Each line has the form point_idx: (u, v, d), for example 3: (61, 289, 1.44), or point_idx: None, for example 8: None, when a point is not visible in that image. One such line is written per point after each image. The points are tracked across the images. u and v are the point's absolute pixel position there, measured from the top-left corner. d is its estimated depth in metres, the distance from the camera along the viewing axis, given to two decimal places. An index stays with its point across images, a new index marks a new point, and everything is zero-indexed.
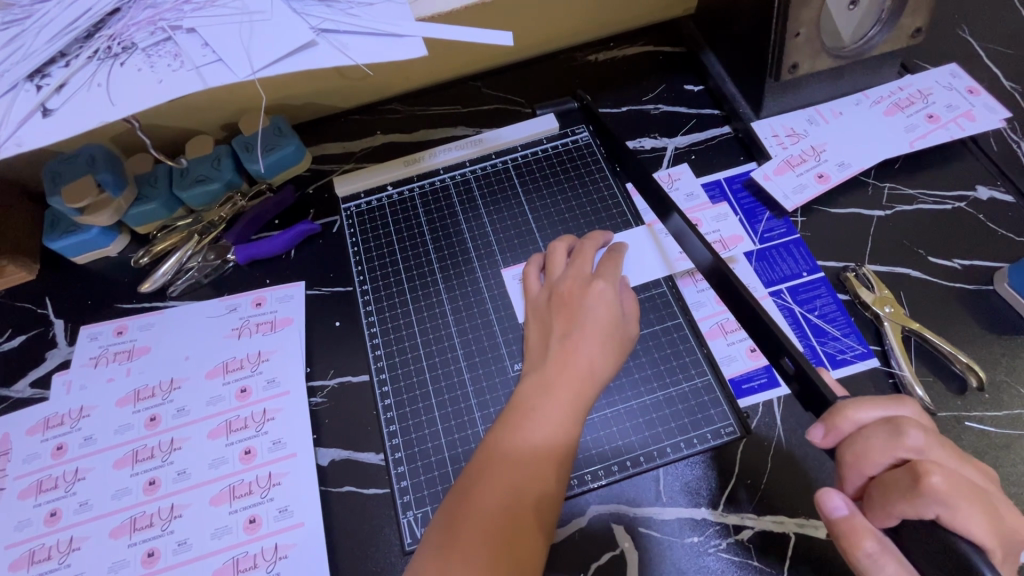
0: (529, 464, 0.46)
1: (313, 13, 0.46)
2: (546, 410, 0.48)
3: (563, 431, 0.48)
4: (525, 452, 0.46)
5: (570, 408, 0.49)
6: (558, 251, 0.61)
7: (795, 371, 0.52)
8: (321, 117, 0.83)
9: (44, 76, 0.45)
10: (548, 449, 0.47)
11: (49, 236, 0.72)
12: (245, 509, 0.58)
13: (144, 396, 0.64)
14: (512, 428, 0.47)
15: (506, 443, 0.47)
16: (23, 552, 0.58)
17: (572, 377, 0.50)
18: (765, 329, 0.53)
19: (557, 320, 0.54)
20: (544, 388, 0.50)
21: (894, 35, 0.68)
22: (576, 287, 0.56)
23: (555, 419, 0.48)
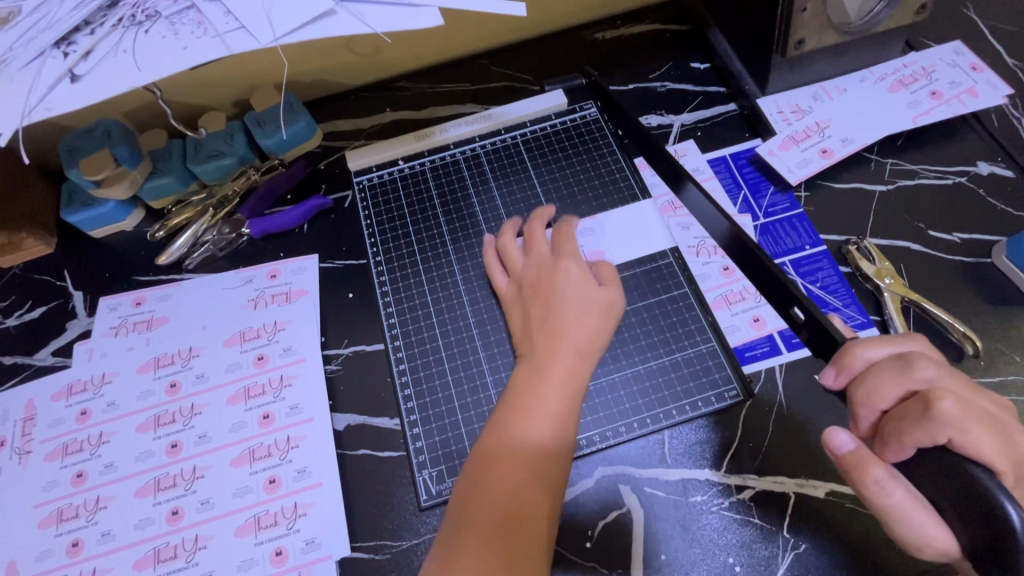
0: (532, 449, 0.47)
1: None
2: (544, 394, 0.50)
3: (562, 411, 0.49)
4: (527, 436, 0.48)
5: (567, 387, 0.50)
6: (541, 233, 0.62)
7: (805, 320, 0.52)
8: (331, 94, 0.84)
9: (71, 44, 0.46)
10: (549, 431, 0.48)
11: (67, 210, 0.74)
12: (265, 470, 0.60)
13: (164, 363, 0.66)
14: (513, 416, 0.49)
15: (507, 433, 0.48)
16: (52, 511, 0.60)
17: (566, 357, 0.52)
18: (773, 278, 0.54)
19: (551, 302, 0.56)
20: (540, 374, 0.51)
21: (900, 11, 0.68)
22: (555, 273, 0.57)
23: (552, 400, 0.50)
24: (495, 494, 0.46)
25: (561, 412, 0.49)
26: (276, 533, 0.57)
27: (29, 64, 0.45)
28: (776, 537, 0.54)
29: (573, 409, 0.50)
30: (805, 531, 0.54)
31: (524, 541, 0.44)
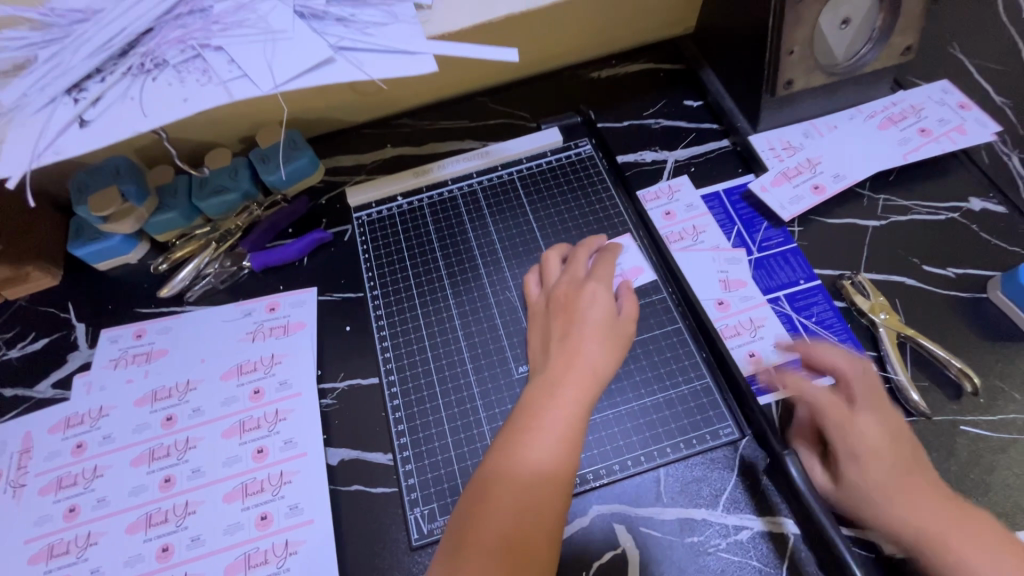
0: (539, 470, 0.47)
1: (330, 32, 0.50)
2: (549, 414, 0.50)
3: (568, 432, 0.49)
4: (534, 457, 0.47)
5: (575, 407, 0.50)
6: (550, 257, 0.64)
7: (754, 417, 0.58)
8: (334, 131, 0.86)
9: (81, 91, 0.49)
10: (556, 452, 0.48)
11: (75, 243, 0.75)
12: (257, 506, 0.59)
13: (162, 396, 0.67)
14: (518, 438, 0.48)
15: (511, 453, 0.48)
16: (43, 547, 0.60)
17: (573, 376, 0.52)
18: (729, 371, 0.60)
19: (561, 322, 0.57)
20: (547, 394, 0.51)
21: (885, 53, 0.70)
22: (574, 291, 0.59)
23: (558, 420, 0.49)
24: (499, 515, 0.45)
25: (568, 431, 0.49)
26: (266, 571, 0.56)
27: (41, 110, 0.48)
28: None
29: (582, 431, 0.50)
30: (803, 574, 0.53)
31: (523, 555, 0.44)
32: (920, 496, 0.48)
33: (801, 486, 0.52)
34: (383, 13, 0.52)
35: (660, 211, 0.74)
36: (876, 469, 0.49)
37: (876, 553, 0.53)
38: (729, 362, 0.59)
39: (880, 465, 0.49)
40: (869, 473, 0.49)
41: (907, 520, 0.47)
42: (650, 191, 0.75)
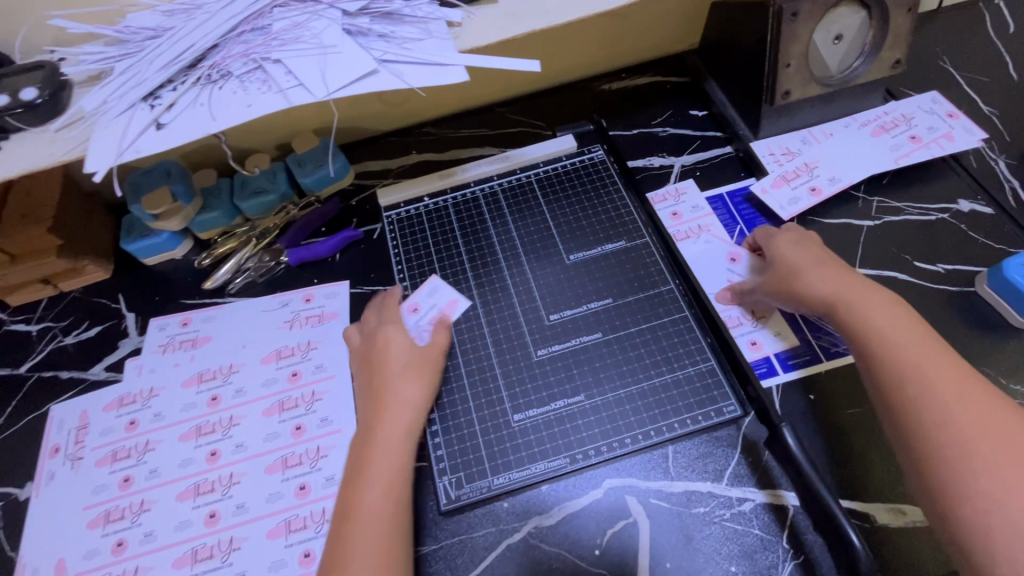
0: (371, 511, 0.55)
1: (375, 47, 0.57)
2: (377, 461, 0.58)
3: (397, 478, 0.57)
4: (367, 497, 0.56)
5: (395, 459, 0.58)
6: (390, 311, 0.71)
7: (755, 396, 0.63)
8: (364, 139, 0.93)
9: (156, 98, 0.55)
10: (384, 497, 0.56)
11: (127, 239, 0.82)
12: (296, 477, 0.65)
13: (207, 377, 0.72)
14: (354, 482, 0.57)
15: (355, 489, 0.56)
16: (100, 513, 0.65)
17: (387, 425, 0.60)
18: (732, 355, 0.65)
19: (368, 370, 0.65)
20: (373, 446, 0.59)
21: (876, 66, 0.76)
22: (376, 342, 0.67)
23: (386, 468, 0.57)
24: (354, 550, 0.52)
25: (393, 479, 0.57)
26: (304, 536, 0.61)
27: (122, 115, 0.55)
28: (776, 547, 0.57)
29: (404, 477, 0.58)
30: (802, 542, 0.57)
31: None
32: (876, 307, 0.56)
33: (796, 453, 0.57)
34: (419, 30, 0.59)
35: (668, 212, 0.79)
36: (836, 289, 0.59)
37: (872, 524, 0.57)
38: (732, 347, 0.65)
39: (840, 285, 0.59)
40: (826, 289, 0.60)
41: (861, 318, 0.56)
42: (659, 193, 0.81)
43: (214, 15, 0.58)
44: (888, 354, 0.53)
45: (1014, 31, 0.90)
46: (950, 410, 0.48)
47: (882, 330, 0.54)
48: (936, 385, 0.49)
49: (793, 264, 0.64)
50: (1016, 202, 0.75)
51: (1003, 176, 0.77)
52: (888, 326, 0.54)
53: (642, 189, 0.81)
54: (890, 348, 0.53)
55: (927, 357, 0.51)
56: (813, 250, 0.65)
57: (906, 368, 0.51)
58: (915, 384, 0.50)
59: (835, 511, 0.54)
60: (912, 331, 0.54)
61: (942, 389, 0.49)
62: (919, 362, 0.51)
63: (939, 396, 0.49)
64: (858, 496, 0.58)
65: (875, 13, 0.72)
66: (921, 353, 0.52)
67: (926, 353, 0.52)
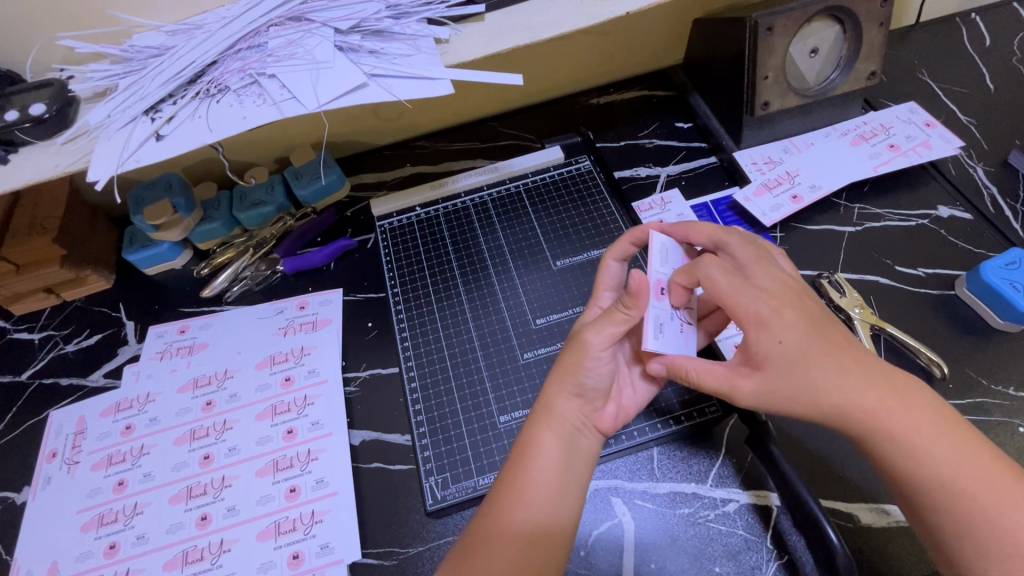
0: (526, 531, 0.50)
1: (365, 63, 0.60)
2: (537, 468, 0.53)
3: (557, 482, 0.53)
4: (524, 514, 0.51)
5: (558, 447, 0.54)
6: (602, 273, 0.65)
7: None
8: (360, 152, 0.96)
9: (157, 112, 0.58)
10: (547, 505, 0.51)
11: (129, 250, 0.84)
12: (286, 480, 0.66)
13: (202, 383, 0.74)
14: (504, 501, 0.51)
15: (501, 506, 0.51)
16: (93, 516, 0.66)
17: (561, 417, 0.56)
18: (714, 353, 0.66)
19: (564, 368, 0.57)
20: (533, 442, 0.54)
21: (852, 77, 0.79)
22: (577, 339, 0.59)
23: (547, 465, 0.53)
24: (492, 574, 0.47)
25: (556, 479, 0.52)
26: (294, 537, 0.62)
27: (125, 128, 0.58)
28: (760, 547, 0.57)
29: (566, 474, 0.53)
30: (785, 541, 0.57)
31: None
32: (894, 406, 0.49)
33: (777, 452, 0.58)
34: (408, 47, 0.62)
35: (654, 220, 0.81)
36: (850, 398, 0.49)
37: (854, 523, 0.57)
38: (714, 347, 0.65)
39: (857, 381, 0.50)
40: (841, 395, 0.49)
41: (882, 434, 0.49)
42: (644, 202, 0.82)
43: (214, 34, 0.61)
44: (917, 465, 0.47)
45: (990, 44, 0.93)
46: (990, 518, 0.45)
47: (910, 435, 0.48)
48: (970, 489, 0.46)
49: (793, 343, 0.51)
50: (994, 208, 0.76)
51: (981, 183, 0.79)
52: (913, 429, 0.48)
53: (628, 198, 0.83)
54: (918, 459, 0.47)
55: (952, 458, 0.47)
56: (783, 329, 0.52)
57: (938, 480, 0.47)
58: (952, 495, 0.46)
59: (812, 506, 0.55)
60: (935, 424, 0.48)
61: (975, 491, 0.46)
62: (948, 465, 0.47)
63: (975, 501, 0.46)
64: (840, 496, 0.59)
65: (849, 28, 0.75)
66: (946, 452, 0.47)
67: (948, 451, 0.47)
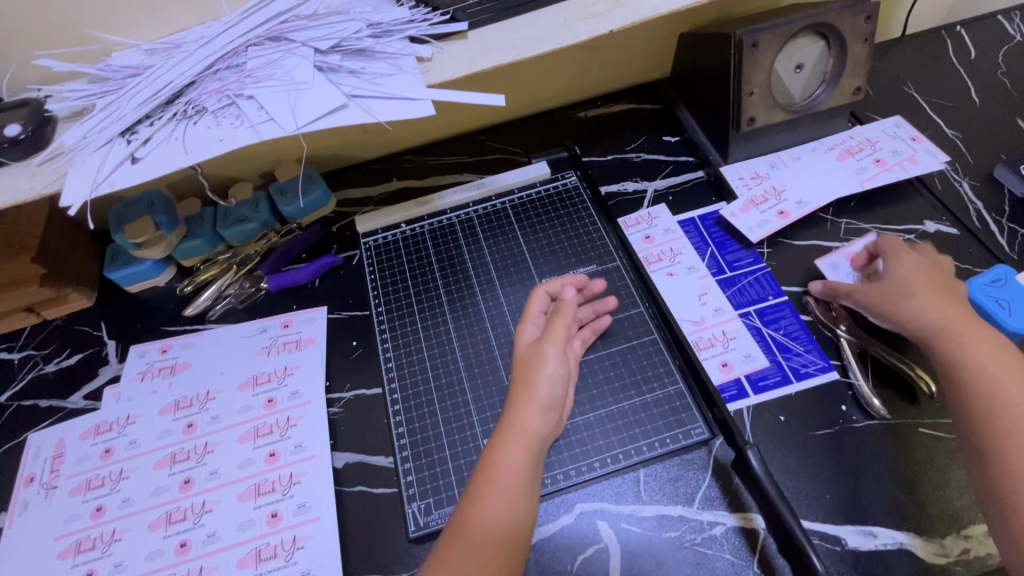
0: (493, 534, 0.49)
1: (345, 83, 0.59)
2: (505, 471, 0.52)
3: (521, 490, 0.52)
4: (492, 517, 0.50)
5: (524, 457, 0.54)
6: (529, 304, 0.66)
7: (721, 419, 0.62)
8: (347, 166, 0.96)
9: (133, 133, 0.58)
10: (511, 513, 0.51)
11: (110, 268, 0.83)
12: (268, 504, 0.65)
13: (183, 405, 0.73)
14: (474, 502, 0.51)
15: (471, 507, 0.51)
16: (71, 543, 0.65)
17: (531, 427, 0.56)
18: (697, 373, 0.65)
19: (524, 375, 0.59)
20: (499, 454, 0.54)
21: (838, 92, 0.78)
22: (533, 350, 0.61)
23: (512, 472, 0.53)
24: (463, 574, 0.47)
25: (519, 487, 0.52)
26: (274, 565, 0.61)
27: (99, 151, 0.57)
28: (746, 571, 0.56)
29: (530, 480, 0.53)
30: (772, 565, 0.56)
31: None
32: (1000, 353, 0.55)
33: (762, 476, 0.57)
34: (390, 66, 0.61)
35: (641, 235, 0.80)
36: (940, 320, 0.58)
37: (840, 547, 0.57)
38: (695, 363, 0.65)
39: (940, 306, 0.59)
40: (937, 320, 0.58)
41: (955, 344, 0.56)
42: (631, 218, 0.82)
43: (193, 54, 0.61)
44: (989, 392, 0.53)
45: (976, 57, 0.93)
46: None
47: (975, 358, 0.55)
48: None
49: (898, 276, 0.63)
50: (980, 222, 0.76)
51: (966, 197, 0.79)
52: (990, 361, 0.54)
53: (615, 213, 0.83)
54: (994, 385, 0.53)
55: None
56: (934, 290, 0.61)
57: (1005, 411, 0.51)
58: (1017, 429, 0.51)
59: (797, 533, 0.54)
60: (1001, 355, 0.55)
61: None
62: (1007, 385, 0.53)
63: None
64: (825, 518, 0.58)
65: (834, 44, 0.75)
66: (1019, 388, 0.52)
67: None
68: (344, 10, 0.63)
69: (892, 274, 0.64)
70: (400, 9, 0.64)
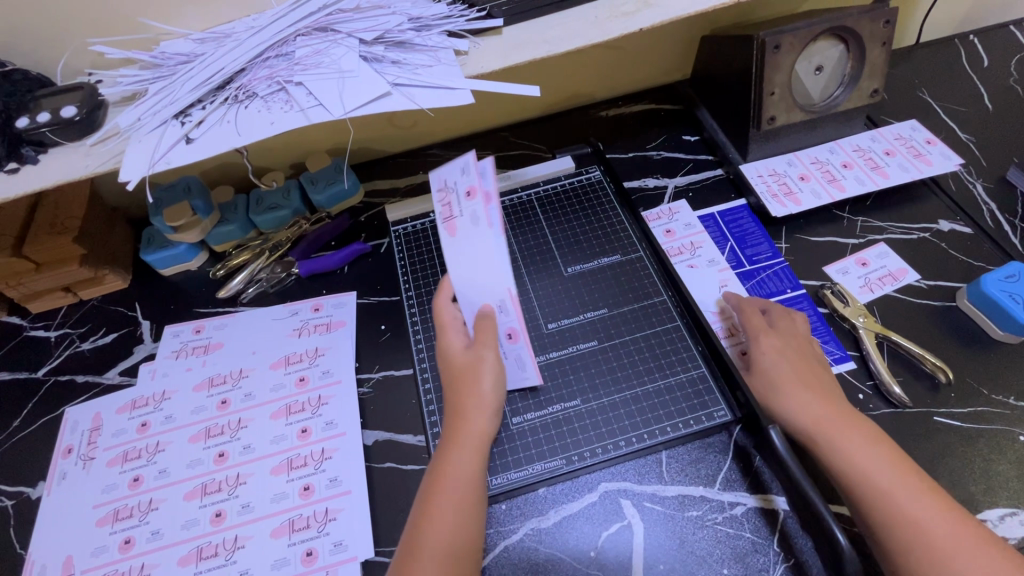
0: (445, 544, 0.52)
1: (388, 73, 0.62)
2: (452, 478, 0.56)
3: (466, 508, 0.55)
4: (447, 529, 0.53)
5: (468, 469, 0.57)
6: (438, 314, 0.66)
7: (743, 402, 0.64)
8: (375, 159, 0.99)
9: (186, 116, 0.60)
10: (458, 529, 0.53)
11: (147, 250, 0.86)
12: (300, 478, 0.67)
13: (217, 382, 0.75)
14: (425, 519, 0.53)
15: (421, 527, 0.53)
16: (108, 511, 0.67)
17: (466, 438, 0.59)
18: (716, 351, 0.67)
19: (463, 387, 0.61)
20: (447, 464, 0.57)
21: (856, 94, 0.81)
22: (467, 361, 0.62)
23: (456, 488, 0.55)
24: None
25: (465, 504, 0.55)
26: (307, 535, 0.63)
27: (155, 132, 0.60)
28: (767, 550, 0.58)
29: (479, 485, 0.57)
30: (791, 544, 0.58)
31: None
32: (880, 450, 0.54)
33: (784, 454, 0.57)
34: (430, 58, 0.64)
35: (465, 190, 0.59)
36: (813, 416, 0.58)
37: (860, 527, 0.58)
38: (715, 341, 0.67)
39: (808, 401, 0.59)
40: (810, 418, 0.58)
41: (830, 443, 0.55)
42: (440, 207, 0.60)
43: (243, 43, 0.64)
44: (887, 506, 0.51)
45: (988, 65, 0.96)
46: (949, 554, 0.48)
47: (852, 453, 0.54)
48: (935, 540, 0.48)
49: (769, 368, 0.63)
50: (993, 222, 0.79)
51: (980, 199, 0.81)
52: (878, 466, 0.53)
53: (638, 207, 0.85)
54: (891, 496, 0.51)
55: (926, 508, 0.50)
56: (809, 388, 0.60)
57: (906, 525, 0.49)
58: (911, 534, 0.49)
59: (824, 512, 0.54)
60: (899, 469, 0.53)
61: (942, 541, 0.48)
62: (881, 475, 0.52)
63: (939, 549, 0.48)
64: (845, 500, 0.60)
65: (852, 47, 0.78)
66: (913, 493, 0.51)
67: (919, 498, 0.51)
68: (386, 4, 0.66)
69: (772, 370, 0.63)
70: (439, 5, 0.67)
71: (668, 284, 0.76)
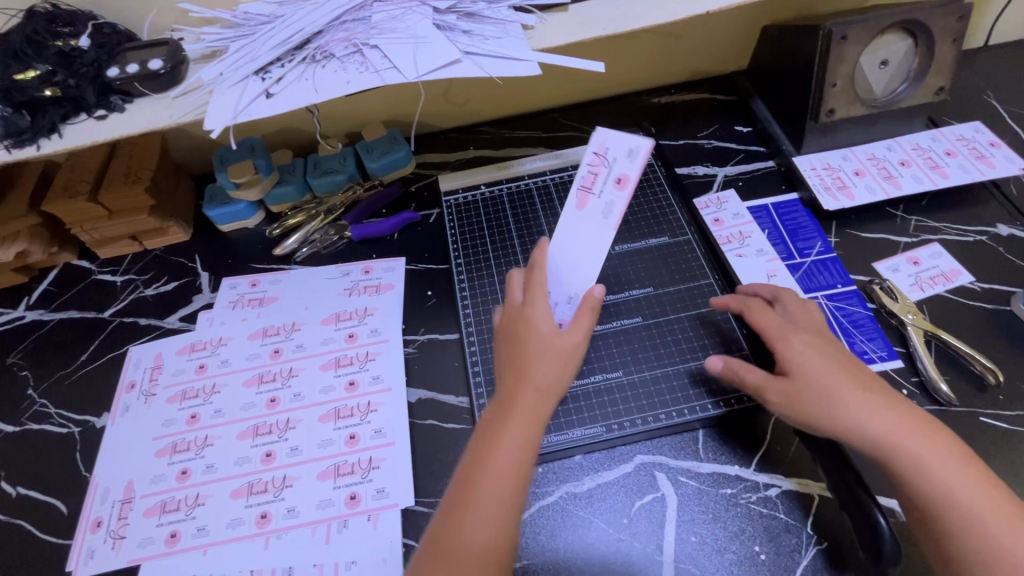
0: (479, 541, 0.48)
1: (460, 41, 0.64)
2: (500, 459, 0.52)
3: (506, 506, 0.50)
4: (481, 526, 0.49)
5: (517, 457, 0.52)
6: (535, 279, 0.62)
7: None
8: (428, 133, 1.01)
9: (266, 73, 0.64)
10: (500, 526, 0.49)
11: (209, 206, 0.90)
12: (347, 427, 0.70)
13: (271, 333, 0.79)
14: (460, 514, 0.50)
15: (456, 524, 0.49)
16: (167, 443, 0.71)
17: (524, 407, 0.54)
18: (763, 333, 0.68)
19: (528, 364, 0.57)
20: (494, 450, 0.52)
21: (920, 91, 0.80)
22: (549, 345, 0.58)
23: (503, 472, 0.51)
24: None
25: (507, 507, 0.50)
26: (351, 480, 0.66)
27: (236, 86, 0.63)
28: (799, 532, 0.59)
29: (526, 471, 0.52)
30: (825, 529, 0.59)
31: None
32: (962, 469, 0.49)
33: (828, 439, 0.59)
34: (499, 30, 0.66)
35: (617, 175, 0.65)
36: (885, 427, 0.52)
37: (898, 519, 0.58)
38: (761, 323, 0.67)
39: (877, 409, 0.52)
40: (882, 430, 0.51)
41: (910, 459, 0.50)
42: (585, 171, 0.66)
43: (322, 6, 0.66)
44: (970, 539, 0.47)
45: None
46: None
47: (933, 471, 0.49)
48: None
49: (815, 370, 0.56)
50: None
51: None
52: (961, 487, 0.49)
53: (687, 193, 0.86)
54: (971, 523, 0.47)
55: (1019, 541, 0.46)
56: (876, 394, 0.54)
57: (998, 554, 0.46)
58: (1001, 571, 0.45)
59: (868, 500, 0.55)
60: (985, 490, 0.48)
61: None
62: (968, 500, 0.48)
63: None
64: (885, 492, 0.60)
65: (921, 43, 0.77)
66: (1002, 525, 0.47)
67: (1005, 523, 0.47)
68: None
69: (823, 365, 0.56)
70: None
71: (717, 269, 0.76)
